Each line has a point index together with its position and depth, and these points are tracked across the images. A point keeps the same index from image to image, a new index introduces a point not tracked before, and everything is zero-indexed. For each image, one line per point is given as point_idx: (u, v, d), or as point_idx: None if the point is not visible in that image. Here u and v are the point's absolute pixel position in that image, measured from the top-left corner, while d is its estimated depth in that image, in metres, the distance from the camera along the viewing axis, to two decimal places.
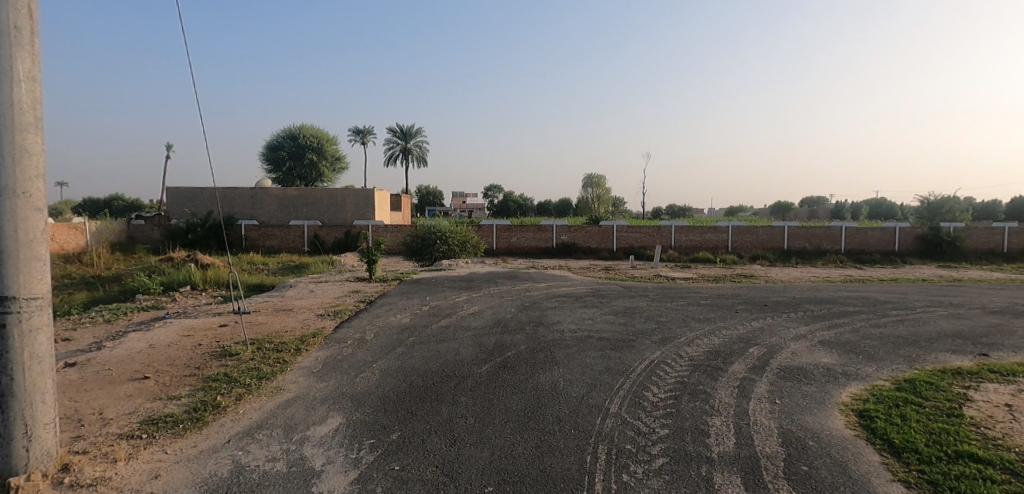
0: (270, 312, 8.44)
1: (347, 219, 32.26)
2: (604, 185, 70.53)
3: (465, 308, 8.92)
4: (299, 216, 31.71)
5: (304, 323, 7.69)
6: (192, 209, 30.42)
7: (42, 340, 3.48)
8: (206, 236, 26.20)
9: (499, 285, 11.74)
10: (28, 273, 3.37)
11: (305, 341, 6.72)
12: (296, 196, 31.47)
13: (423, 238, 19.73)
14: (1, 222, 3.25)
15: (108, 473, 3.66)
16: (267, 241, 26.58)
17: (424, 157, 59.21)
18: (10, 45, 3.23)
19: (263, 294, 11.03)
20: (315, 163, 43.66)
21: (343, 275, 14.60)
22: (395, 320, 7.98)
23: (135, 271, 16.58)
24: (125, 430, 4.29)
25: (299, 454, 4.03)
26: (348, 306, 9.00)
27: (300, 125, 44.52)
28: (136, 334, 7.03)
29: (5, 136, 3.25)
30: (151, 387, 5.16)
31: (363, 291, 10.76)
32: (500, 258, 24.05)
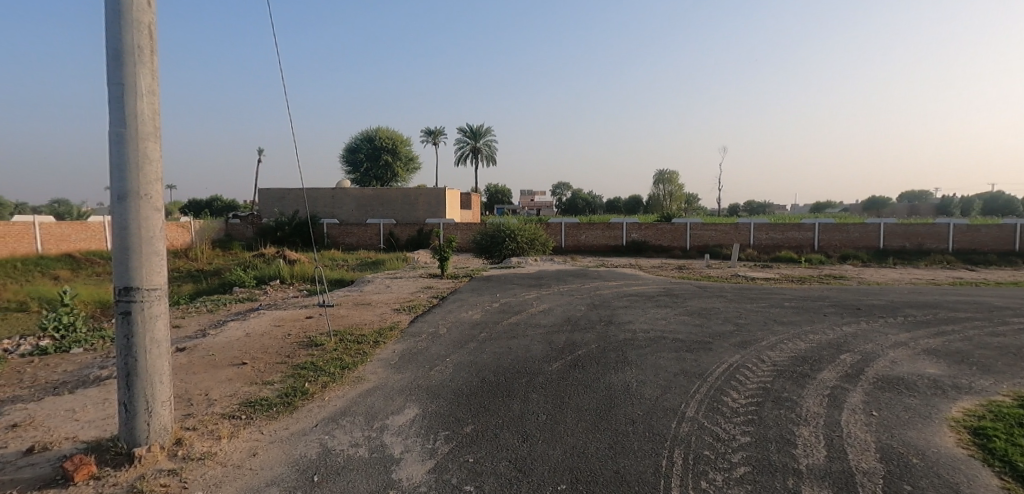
0: (350, 306, 8.89)
1: (420, 217, 33.43)
2: (676, 181, 67.93)
3: (535, 306, 8.90)
4: (375, 215, 33.28)
5: (381, 317, 8.01)
6: (280, 208, 32.83)
7: (160, 326, 3.99)
8: (292, 233, 28.17)
9: (569, 283, 11.66)
10: (148, 267, 3.88)
11: (383, 334, 7.02)
12: (372, 196, 33.05)
13: (493, 235, 20.05)
14: (127, 223, 3.78)
15: (214, 449, 4.14)
16: (346, 239, 28.10)
17: (493, 156, 60.10)
18: (133, 64, 3.77)
19: (345, 289, 11.67)
20: (390, 163, 45.67)
21: (417, 271, 15.17)
22: (466, 315, 8.14)
23: (232, 267, 18.18)
24: (227, 411, 4.70)
25: (379, 441, 4.25)
26: (421, 301, 9.30)
27: (376, 128, 46.58)
28: (235, 324, 7.67)
29: (130, 144, 3.78)
30: (247, 372, 5.59)
31: (435, 288, 11.07)
32: (569, 256, 23.97)
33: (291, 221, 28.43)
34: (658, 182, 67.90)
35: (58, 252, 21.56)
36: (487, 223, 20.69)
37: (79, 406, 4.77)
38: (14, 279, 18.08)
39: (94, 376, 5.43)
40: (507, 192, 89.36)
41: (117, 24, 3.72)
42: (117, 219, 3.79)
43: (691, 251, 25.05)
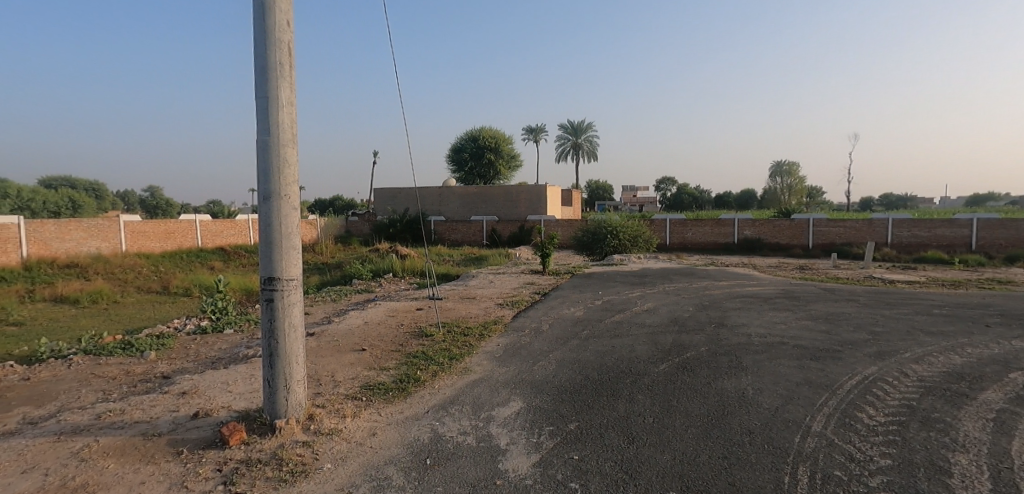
0: (456, 299, 9.29)
1: (520, 214, 34.03)
2: (797, 173, 62.47)
3: (638, 305, 8.64)
4: (478, 212, 34.50)
5: (486, 311, 8.27)
6: (392, 206, 35.31)
7: (297, 313, 4.44)
8: (403, 230, 30.14)
9: (675, 282, 11.18)
10: (288, 259, 4.34)
11: (487, 328, 7.23)
12: (475, 194, 34.29)
13: (594, 232, 19.84)
14: (271, 220, 4.25)
15: (340, 426, 4.54)
16: (451, 235, 29.50)
17: (594, 151, 59.49)
18: (276, 78, 4.24)
19: (451, 283, 12.22)
20: (493, 162, 47.09)
21: (519, 267, 15.46)
22: (568, 312, 8.13)
23: (351, 261, 19.89)
24: (350, 392, 5.13)
25: (486, 431, 4.38)
26: (523, 297, 9.45)
27: (480, 128, 48.24)
28: (356, 313, 8.36)
29: (273, 151, 4.25)
30: (366, 357, 6.05)
31: (537, 284, 11.18)
32: (674, 254, 23.03)
33: (402, 218, 30.41)
34: (775, 175, 63.09)
35: (214, 246, 25.12)
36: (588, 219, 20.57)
37: (232, 379, 5.49)
38: (182, 268, 21.37)
39: (243, 354, 6.21)
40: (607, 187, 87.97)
41: (265, 45, 4.21)
42: (264, 217, 4.28)
43: (813, 250, 22.83)
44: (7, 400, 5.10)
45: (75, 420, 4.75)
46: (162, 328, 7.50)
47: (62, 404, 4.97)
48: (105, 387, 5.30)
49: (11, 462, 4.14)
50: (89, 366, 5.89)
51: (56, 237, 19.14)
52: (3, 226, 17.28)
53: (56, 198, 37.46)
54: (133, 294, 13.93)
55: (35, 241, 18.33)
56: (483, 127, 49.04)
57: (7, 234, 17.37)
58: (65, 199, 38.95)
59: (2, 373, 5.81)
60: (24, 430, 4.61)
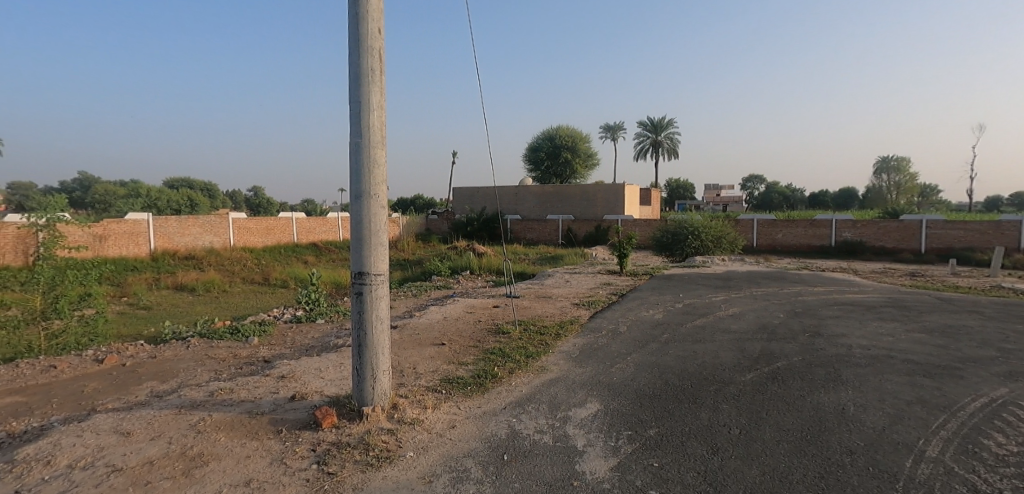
0: (533, 298, 9.36)
1: (596, 214, 33.65)
2: (908, 169, 56.92)
3: (722, 309, 8.24)
4: (554, 211, 34.60)
5: (562, 310, 8.25)
6: (469, 205, 36.31)
7: (383, 306, 4.66)
8: (480, 228, 30.92)
9: (763, 287, 10.52)
10: (376, 255, 4.57)
11: (564, 327, 7.21)
12: (551, 192, 34.44)
13: (675, 232, 19.20)
14: (361, 217, 4.50)
15: (421, 416, 4.72)
16: (527, 234, 29.85)
17: (675, 149, 57.60)
18: (368, 84, 4.48)
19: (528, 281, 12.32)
20: (570, 160, 47.02)
21: (595, 267, 15.28)
22: (646, 314, 7.90)
23: (430, 258, 20.68)
24: (431, 384, 5.31)
25: (563, 431, 4.36)
26: (600, 297, 9.32)
27: (556, 127, 48.35)
28: (436, 308, 8.67)
29: (364, 153, 4.50)
30: (446, 351, 6.25)
31: (614, 285, 10.98)
32: (761, 257, 21.75)
33: (478, 217, 31.11)
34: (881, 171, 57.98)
35: (308, 242, 27.17)
36: (668, 220, 20.00)
37: (324, 366, 5.88)
38: (279, 261, 23.31)
39: (333, 343, 6.64)
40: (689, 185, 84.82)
41: (358, 52, 4.46)
42: (356, 215, 4.54)
43: (927, 255, 20.56)
44: (139, 374, 5.81)
45: (192, 395, 5.31)
46: (264, 316, 8.20)
47: (181, 381, 5.57)
48: (216, 367, 5.88)
49: (142, 429, 4.72)
50: (204, 348, 6.57)
51: (178, 233, 21.26)
52: (136, 222, 19.64)
53: (176, 197, 42.07)
54: (239, 284, 15.36)
55: (161, 236, 20.56)
56: (560, 126, 49.11)
57: (139, 230, 19.68)
58: (185, 198, 43.70)
59: (135, 351, 6.62)
60: (151, 401, 5.22)
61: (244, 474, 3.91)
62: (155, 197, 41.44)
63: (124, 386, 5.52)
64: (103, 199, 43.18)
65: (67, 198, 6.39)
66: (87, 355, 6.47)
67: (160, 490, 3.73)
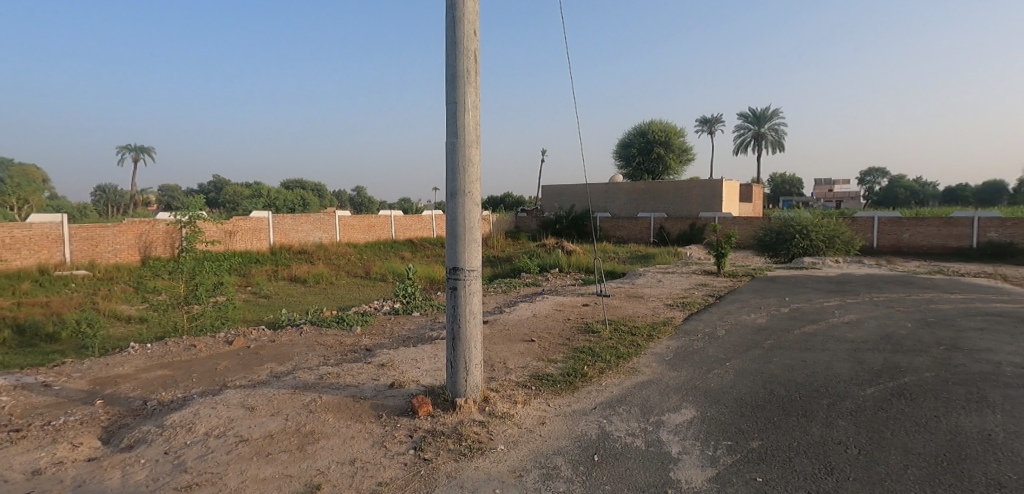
0: (624, 297, 9.16)
1: (690, 211, 32.24)
2: None
3: (836, 316, 7.51)
4: (645, 209, 33.95)
5: (654, 311, 7.99)
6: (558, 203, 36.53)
7: (477, 301, 4.79)
8: (569, 226, 31.02)
9: (887, 292, 9.43)
10: (470, 251, 4.70)
11: (656, 329, 6.97)
12: (643, 189, 33.91)
13: (780, 231, 17.90)
14: (456, 214, 4.65)
15: (512, 411, 4.79)
16: (617, 232, 29.92)
17: (781, 141, 53.56)
18: (464, 85, 4.62)
19: (618, 280, 12.08)
20: (663, 156, 45.52)
21: (690, 267, 14.62)
22: (747, 318, 7.42)
23: (519, 255, 21.03)
24: (521, 380, 5.39)
25: (656, 436, 4.22)
26: (696, 299, 8.90)
27: (648, 122, 46.88)
28: (526, 304, 8.79)
29: (460, 152, 4.65)
30: (535, 348, 6.30)
31: (711, 286, 10.42)
32: (883, 259, 19.59)
33: (567, 215, 31.24)
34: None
35: (404, 238, 28.78)
36: (773, 218, 18.77)
37: (420, 357, 6.19)
38: (378, 256, 24.93)
39: (428, 335, 6.96)
40: (795, 180, 78.77)
41: (455, 53, 4.61)
42: (451, 212, 4.70)
43: None
44: (261, 356, 6.47)
45: (305, 377, 5.81)
46: (367, 307, 8.80)
47: (296, 364, 6.13)
48: (324, 353, 6.39)
49: (263, 405, 5.25)
50: (315, 334, 7.18)
51: (293, 228, 23.39)
52: (258, 219, 21.89)
53: (290, 196, 46.40)
54: (344, 277, 16.63)
55: (279, 232, 22.73)
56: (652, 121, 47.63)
57: (261, 226, 21.92)
58: (299, 198, 48.18)
59: (258, 335, 7.39)
60: (271, 381, 5.79)
61: (349, 454, 4.22)
62: (275, 197, 46.08)
63: (249, 366, 6.18)
64: (233, 199, 48.83)
65: (203, 197, 7.23)
66: (220, 336, 7.32)
67: (279, 462, 4.13)
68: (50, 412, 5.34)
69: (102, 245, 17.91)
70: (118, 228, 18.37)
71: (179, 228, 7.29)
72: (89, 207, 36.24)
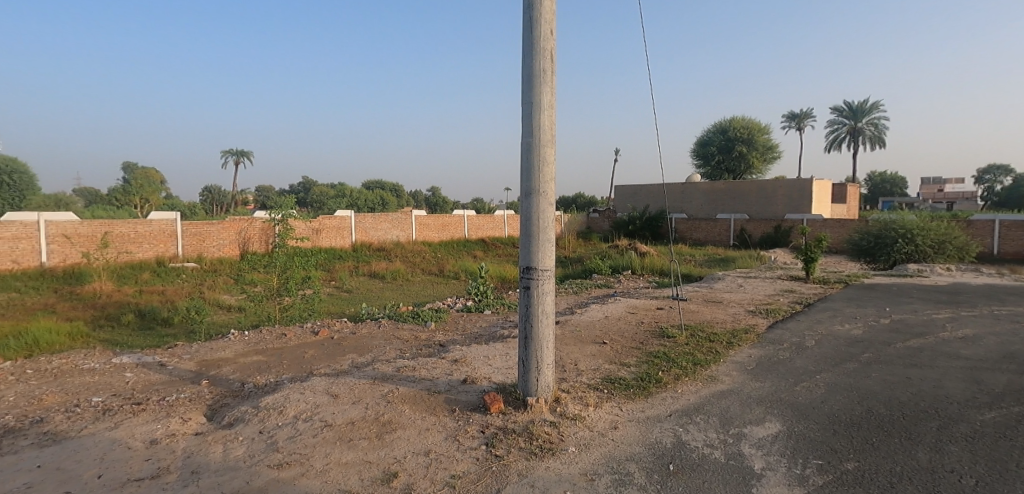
0: (701, 302, 8.80)
1: (774, 212, 30.38)
2: None
3: (947, 330, 6.77)
4: (725, 210, 32.45)
5: (734, 317, 7.61)
6: (632, 204, 35.82)
7: (549, 301, 4.80)
8: (643, 227, 30.28)
9: (1013, 306, 8.35)
10: (544, 252, 4.72)
11: (736, 336, 6.64)
12: (723, 189, 32.43)
13: (878, 235, 16.46)
14: (531, 214, 4.68)
15: (583, 413, 4.76)
16: (694, 233, 28.85)
17: (881, 137, 49.17)
18: (541, 85, 4.63)
19: (696, 284, 11.63)
20: (745, 154, 43.22)
21: (775, 272, 13.77)
22: (840, 329, 6.87)
23: (590, 256, 20.83)
24: (593, 382, 5.33)
25: (737, 449, 4.01)
26: (781, 306, 8.38)
27: (730, 118, 44.71)
28: (597, 306, 8.68)
29: (535, 153, 4.67)
30: (607, 350, 6.21)
31: (799, 292, 9.74)
32: (1006, 268, 17.39)
33: (641, 216, 30.53)
34: None
35: (477, 238, 29.42)
36: (871, 221, 17.29)
37: (492, 354, 6.29)
38: (452, 254, 25.73)
39: (500, 333, 7.06)
40: (897, 178, 71.88)
41: (531, 53, 4.62)
42: (526, 212, 4.73)
43: None
44: (343, 347, 6.88)
45: (383, 369, 6.10)
46: (441, 304, 9.09)
47: (375, 355, 6.44)
48: (401, 347, 6.67)
49: (345, 393, 5.57)
50: (392, 328, 7.51)
51: (373, 226, 24.64)
52: (342, 218, 23.26)
53: (370, 196, 48.83)
54: (419, 274, 17.28)
55: (361, 230, 24.02)
56: (734, 117, 45.38)
57: (345, 224, 23.28)
58: (379, 197, 50.66)
59: (341, 327, 7.86)
60: (352, 370, 6.12)
61: (424, 445, 4.37)
62: (357, 198, 48.75)
63: (333, 356, 6.57)
64: (319, 200, 52.20)
65: (293, 197, 7.82)
66: (307, 326, 7.86)
67: (360, 448, 4.37)
68: (164, 388, 5.98)
69: (208, 240, 19.75)
70: (222, 225, 20.20)
71: (272, 226, 7.94)
72: (199, 207, 40.22)
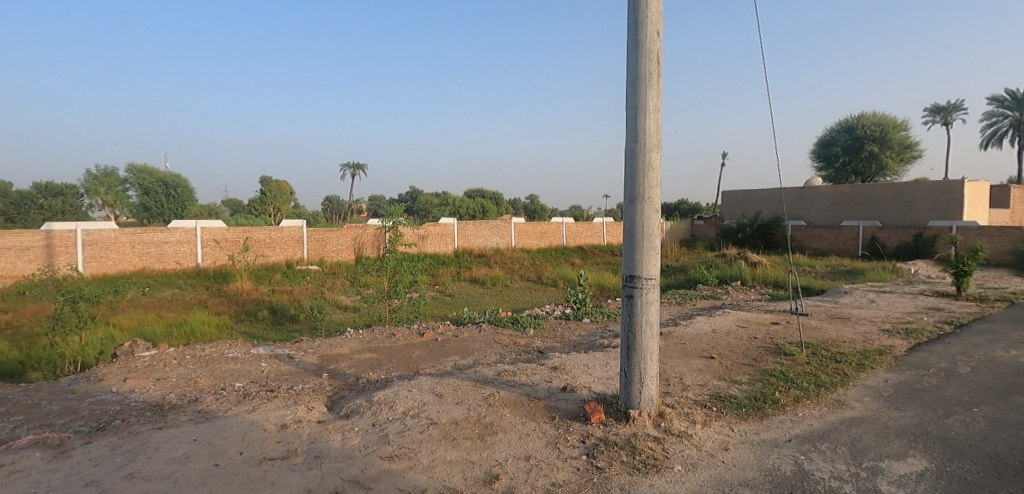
0: (823, 318, 8.02)
1: (913, 218, 26.83)
2: None
3: None
4: (852, 216, 29.41)
5: (865, 336, 6.83)
6: (742, 210, 33.70)
7: (653, 311, 4.65)
8: (753, 235, 28.36)
9: None
10: (648, 259, 4.59)
11: (869, 358, 5.96)
12: (849, 193, 29.41)
13: None
14: (635, 221, 4.59)
15: (690, 431, 4.55)
16: (814, 243, 27.04)
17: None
18: (646, 89, 4.53)
19: (817, 298, 10.62)
20: (876, 154, 38.71)
21: (915, 286, 12.14)
22: (1004, 356, 5.87)
23: (694, 266, 19.89)
24: (700, 399, 5.08)
25: (872, 485, 3.59)
26: (924, 325, 7.36)
27: (857, 116, 40.39)
28: (703, 318, 8.26)
29: (641, 158, 4.58)
30: (716, 366, 5.88)
31: (948, 311, 8.49)
32: None
33: (751, 223, 28.64)
34: None
35: (574, 245, 29.37)
36: None
37: (592, 364, 6.23)
38: (550, 261, 25.95)
39: (599, 342, 6.98)
40: None
41: (637, 57, 4.55)
42: (630, 219, 4.65)
43: None
44: (446, 349, 7.21)
45: (484, 372, 6.30)
46: (539, 310, 9.20)
47: (476, 359, 6.68)
48: (501, 351, 6.85)
49: (449, 393, 5.83)
50: (492, 333, 7.74)
51: (474, 233, 25.62)
52: (445, 225, 24.43)
53: (470, 204, 50.81)
54: (518, 280, 17.65)
55: (462, 236, 25.09)
56: (863, 114, 40.90)
57: (447, 231, 24.47)
58: (479, 205, 52.63)
59: (444, 329, 8.24)
60: (456, 372, 6.40)
61: (525, 450, 4.44)
62: (459, 206, 51.06)
63: (437, 357, 6.91)
64: (424, 208, 55.39)
65: (402, 206, 8.38)
66: (414, 327, 8.32)
67: (463, 447, 4.54)
68: (292, 378, 6.68)
69: (328, 245, 21.72)
70: (340, 231, 22.12)
71: (383, 232, 8.64)
72: (322, 215, 44.50)
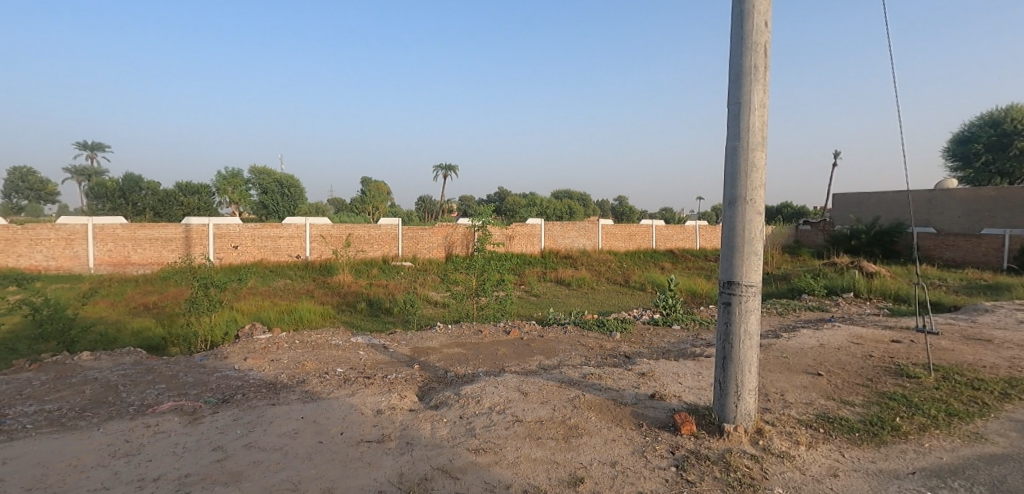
0: (957, 338, 7.08)
1: None
2: None
3: None
4: (996, 223, 25.63)
5: (1010, 362, 5.95)
6: (856, 214, 30.67)
7: (753, 320, 4.39)
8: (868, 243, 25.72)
9: None
10: (749, 265, 4.34)
11: (1015, 387, 5.19)
12: (993, 197, 25.63)
13: None
14: (734, 224, 4.36)
15: (792, 452, 4.24)
16: (946, 253, 24.10)
17: None
18: (751, 83, 4.28)
19: (949, 315, 9.39)
20: None
21: None
22: None
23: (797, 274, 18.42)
24: (805, 418, 4.72)
25: None
26: None
27: (1005, 108, 35.04)
28: (809, 331, 7.64)
29: (742, 157, 4.33)
30: (823, 384, 5.43)
31: None
32: None
33: (867, 228, 25.97)
34: None
35: (663, 248, 28.42)
36: None
37: (683, 373, 6.01)
38: (637, 264, 25.33)
39: (691, 351, 6.71)
40: None
41: (741, 51, 4.31)
42: (729, 222, 4.42)
43: None
44: (531, 348, 7.31)
45: (570, 373, 6.30)
46: (626, 314, 9.03)
47: (561, 360, 6.70)
48: (587, 354, 6.82)
49: (535, 393, 5.90)
50: (578, 335, 7.72)
51: (560, 235, 25.68)
52: (532, 226, 24.72)
53: (557, 206, 50.96)
54: (605, 283, 17.44)
55: (548, 238, 25.25)
56: (1012, 105, 35.39)
57: (534, 232, 24.74)
58: (566, 207, 52.64)
59: (529, 329, 8.37)
60: (541, 372, 6.47)
61: (611, 455, 4.39)
62: (546, 207, 51.45)
63: (523, 356, 7.03)
64: (512, 209, 56.46)
65: (490, 206, 8.65)
66: (500, 325, 8.53)
67: (548, 447, 4.59)
68: (387, 367, 7.12)
69: (421, 243, 22.84)
70: (433, 230, 23.19)
71: (473, 231, 8.95)
72: (416, 214, 46.89)
